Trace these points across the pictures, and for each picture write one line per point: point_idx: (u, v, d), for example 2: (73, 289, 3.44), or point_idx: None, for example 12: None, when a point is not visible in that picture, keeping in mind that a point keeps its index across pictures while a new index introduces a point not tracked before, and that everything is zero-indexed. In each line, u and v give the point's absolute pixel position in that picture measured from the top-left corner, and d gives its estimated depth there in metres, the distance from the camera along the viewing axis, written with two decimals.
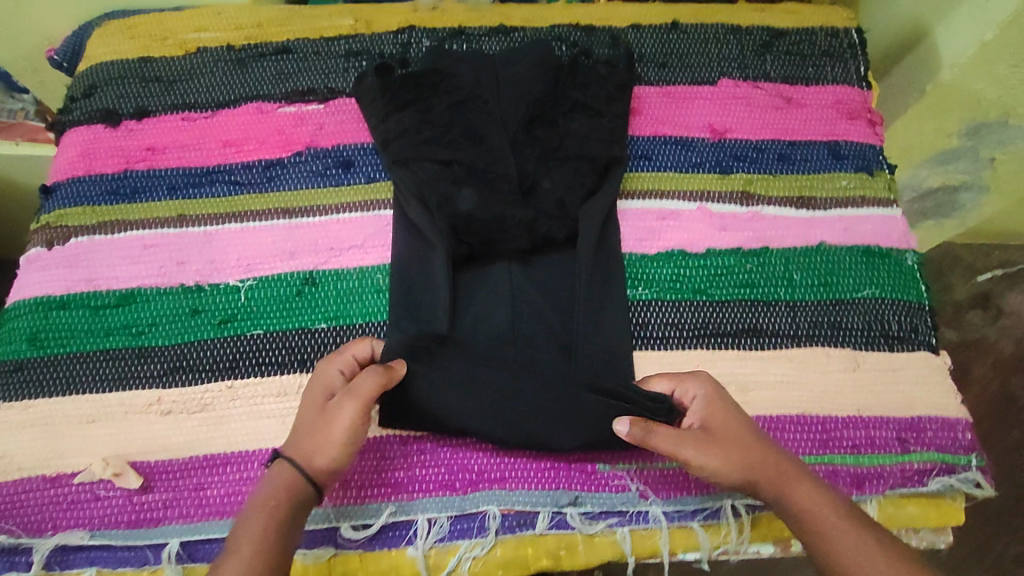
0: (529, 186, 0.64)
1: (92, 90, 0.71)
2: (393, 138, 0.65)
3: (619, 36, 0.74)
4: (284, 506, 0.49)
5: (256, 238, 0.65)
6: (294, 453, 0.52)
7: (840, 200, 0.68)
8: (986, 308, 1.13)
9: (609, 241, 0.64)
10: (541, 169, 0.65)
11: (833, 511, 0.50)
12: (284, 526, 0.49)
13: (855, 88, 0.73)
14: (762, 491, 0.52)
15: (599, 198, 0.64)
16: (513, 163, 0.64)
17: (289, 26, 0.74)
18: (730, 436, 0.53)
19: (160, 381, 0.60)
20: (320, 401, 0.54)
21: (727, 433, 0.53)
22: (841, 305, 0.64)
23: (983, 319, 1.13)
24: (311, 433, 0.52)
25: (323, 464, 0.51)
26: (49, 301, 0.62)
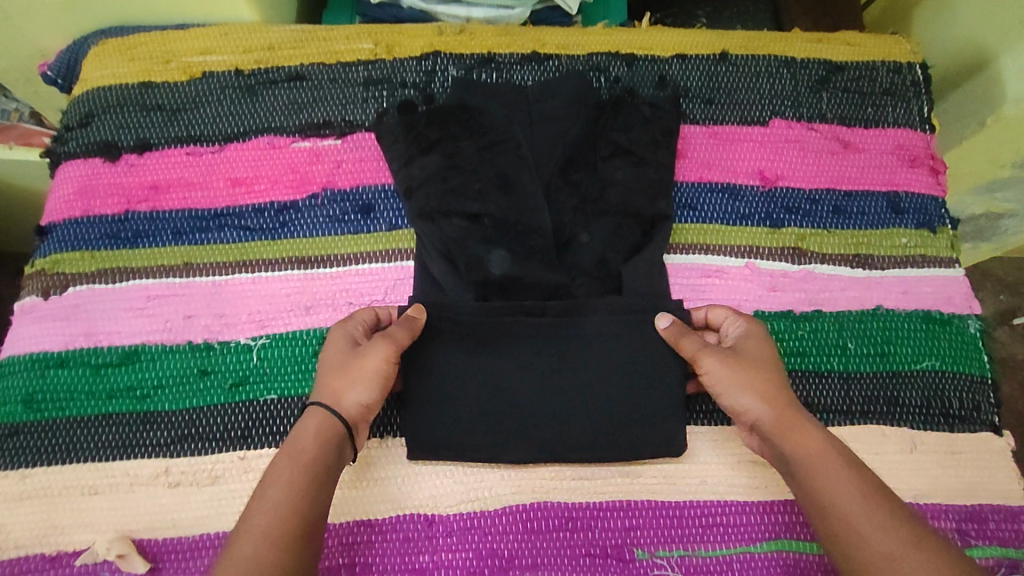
0: (566, 240, 0.60)
1: (89, 119, 0.65)
2: (417, 186, 0.60)
3: (663, 69, 0.68)
4: (311, 450, 0.48)
5: (269, 291, 0.60)
6: (322, 400, 0.51)
7: (898, 260, 0.63)
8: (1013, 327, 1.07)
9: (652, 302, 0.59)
10: (578, 221, 0.60)
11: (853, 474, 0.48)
12: (307, 469, 0.47)
13: (917, 132, 0.68)
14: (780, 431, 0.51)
15: (642, 257, 0.60)
16: (547, 215, 0.60)
17: (304, 49, 0.68)
18: (763, 370, 0.53)
19: (166, 450, 0.56)
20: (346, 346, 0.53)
21: (763, 367, 0.53)
22: (898, 378, 0.59)
23: (1008, 337, 1.06)
24: (333, 378, 0.52)
25: (356, 398, 0.51)
26: (46, 358, 0.58)
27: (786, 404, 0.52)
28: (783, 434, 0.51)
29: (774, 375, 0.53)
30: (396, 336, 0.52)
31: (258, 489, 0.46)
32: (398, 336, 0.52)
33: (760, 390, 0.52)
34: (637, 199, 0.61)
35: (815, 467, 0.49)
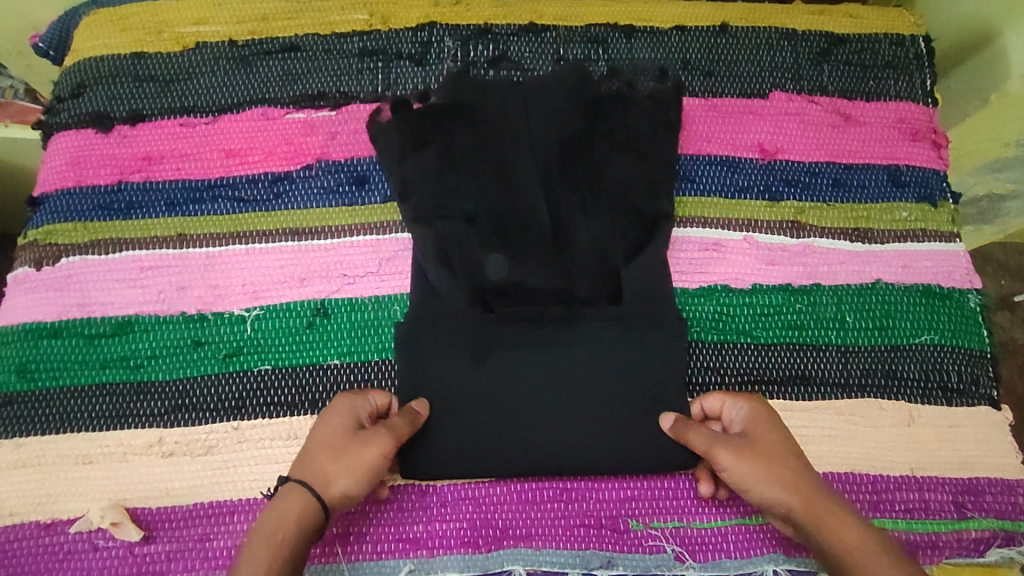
0: (564, 232, 0.58)
1: (81, 89, 0.65)
2: (412, 153, 0.59)
3: (662, 40, 0.67)
4: (292, 539, 0.45)
5: (263, 263, 0.60)
6: (311, 480, 0.48)
7: (898, 234, 0.63)
8: (1015, 310, 1.07)
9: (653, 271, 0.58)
10: (576, 207, 0.59)
11: (890, 566, 0.44)
12: (289, 560, 0.44)
13: (919, 105, 0.67)
14: (808, 526, 0.48)
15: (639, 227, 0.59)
16: (544, 202, 0.58)
17: (298, 19, 0.67)
18: (775, 453, 0.50)
19: (160, 420, 0.56)
20: (349, 426, 0.51)
21: (772, 448, 0.51)
22: (897, 352, 0.59)
23: (1010, 321, 1.06)
24: (326, 460, 0.49)
25: (343, 490, 0.48)
26: (39, 328, 0.58)
27: (802, 481, 0.49)
28: (810, 519, 0.48)
29: (786, 454, 0.51)
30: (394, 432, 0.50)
31: (244, 553, 0.44)
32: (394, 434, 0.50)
33: (775, 480, 0.49)
34: (637, 170, 0.60)
35: (844, 559, 0.45)
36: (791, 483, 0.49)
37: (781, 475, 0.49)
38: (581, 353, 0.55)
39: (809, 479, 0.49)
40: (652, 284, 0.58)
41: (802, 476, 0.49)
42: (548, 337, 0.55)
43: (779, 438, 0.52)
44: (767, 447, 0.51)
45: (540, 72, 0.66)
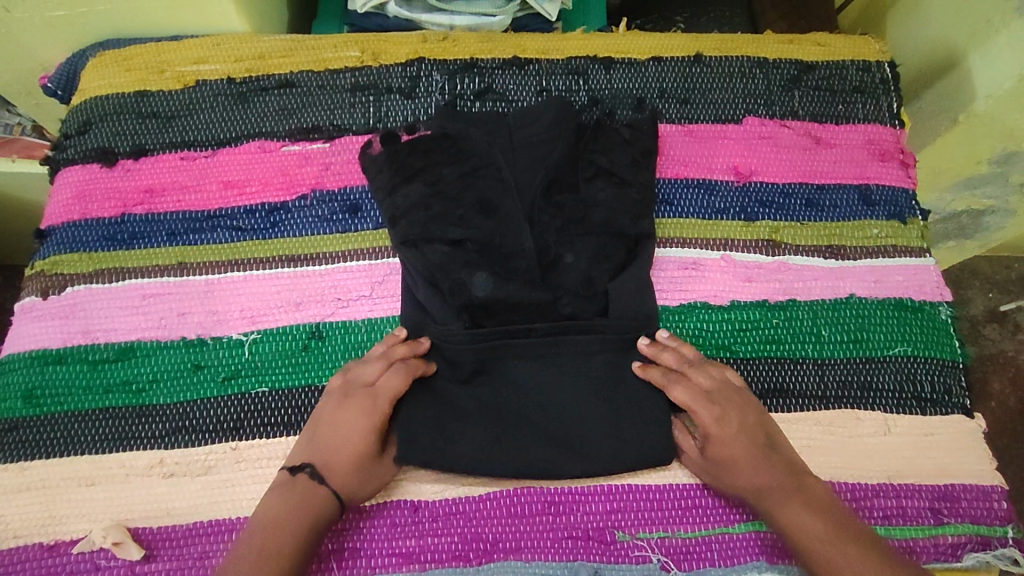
0: (551, 260, 0.61)
1: (87, 127, 0.68)
2: (402, 182, 0.62)
3: (640, 71, 0.71)
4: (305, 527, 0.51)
5: (261, 288, 0.62)
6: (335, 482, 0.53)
7: (870, 251, 0.65)
8: (1003, 323, 1.10)
9: (634, 291, 0.61)
10: (563, 243, 0.61)
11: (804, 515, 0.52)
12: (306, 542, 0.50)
13: (887, 127, 0.70)
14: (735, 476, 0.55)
15: (620, 248, 0.61)
16: (530, 236, 0.60)
17: (293, 57, 0.71)
18: (740, 443, 0.54)
19: (162, 441, 0.58)
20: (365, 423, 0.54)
21: (739, 437, 0.54)
22: (871, 364, 0.61)
23: (999, 334, 1.09)
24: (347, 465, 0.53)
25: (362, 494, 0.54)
26: (45, 355, 0.60)
27: (762, 471, 0.54)
28: (764, 504, 0.53)
29: (752, 443, 0.55)
30: (387, 387, 0.55)
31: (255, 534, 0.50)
32: (387, 390, 0.55)
33: (736, 474, 0.54)
34: (618, 192, 0.63)
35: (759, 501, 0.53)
36: (753, 475, 0.54)
37: (746, 469, 0.54)
38: (566, 370, 0.57)
39: (774, 469, 0.54)
40: (633, 301, 0.60)
41: (766, 467, 0.54)
42: (534, 354, 0.58)
43: (745, 419, 0.55)
44: (737, 435, 0.54)
45: (524, 103, 0.70)
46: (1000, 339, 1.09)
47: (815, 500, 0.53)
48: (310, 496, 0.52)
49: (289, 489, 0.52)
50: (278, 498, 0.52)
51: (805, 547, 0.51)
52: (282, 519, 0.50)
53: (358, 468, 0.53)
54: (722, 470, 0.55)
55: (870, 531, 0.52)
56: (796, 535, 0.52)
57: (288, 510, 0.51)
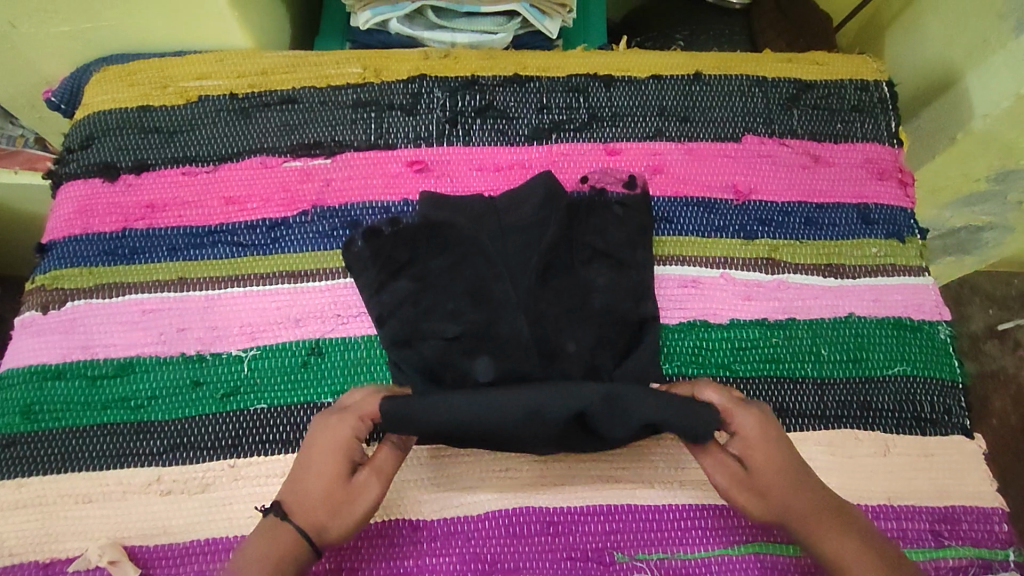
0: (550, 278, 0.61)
1: (89, 141, 0.68)
2: None
3: (640, 89, 0.71)
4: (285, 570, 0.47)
5: (261, 304, 0.63)
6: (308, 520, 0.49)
7: (870, 269, 0.65)
8: (1003, 339, 1.10)
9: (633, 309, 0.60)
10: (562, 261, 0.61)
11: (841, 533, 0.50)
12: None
13: (885, 146, 0.70)
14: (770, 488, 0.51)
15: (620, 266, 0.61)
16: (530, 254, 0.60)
17: (295, 73, 0.71)
18: (778, 462, 0.52)
19: (160, 458, 0.57)
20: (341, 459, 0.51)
21: (777, 454, 0.52)
22: (871, 384, 0.61)
23: (999, 350, 1.09)
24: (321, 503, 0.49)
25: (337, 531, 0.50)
26: (44, 370, 0.60)
27: (799, 488, 0.51)
28: (799, 524, 0.50)
29: (788, 462, 0.52)
30: (365, 407, 0.52)
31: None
32: (363, 408, 0.52)
33: (772, 491, 0.51)
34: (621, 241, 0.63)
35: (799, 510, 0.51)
36: (788, 491, 0.51)
37: (783, 489, 0.51)
38: None
39: (810, 487, 0.52)
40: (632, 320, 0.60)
41: (802, 486, 0.51)
42: None
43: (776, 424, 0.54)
44: (774, 454, 0.52)
45: (525, 120, 0.70)
46: (1000, 355, 1.09)
47: (849, 519, 0.51)
48: (286, 539, 0.48)
49: (273, 530, 0.49)
50: (266, 541, 0.48)
51: (842, 567, 0.49)
52: (272, 562, 0.47)
53: (333, 503, 0.50)
54: (758, 490, 0.51)
55: (900, 552, 0.50)
56: (831, 555, 0.49)
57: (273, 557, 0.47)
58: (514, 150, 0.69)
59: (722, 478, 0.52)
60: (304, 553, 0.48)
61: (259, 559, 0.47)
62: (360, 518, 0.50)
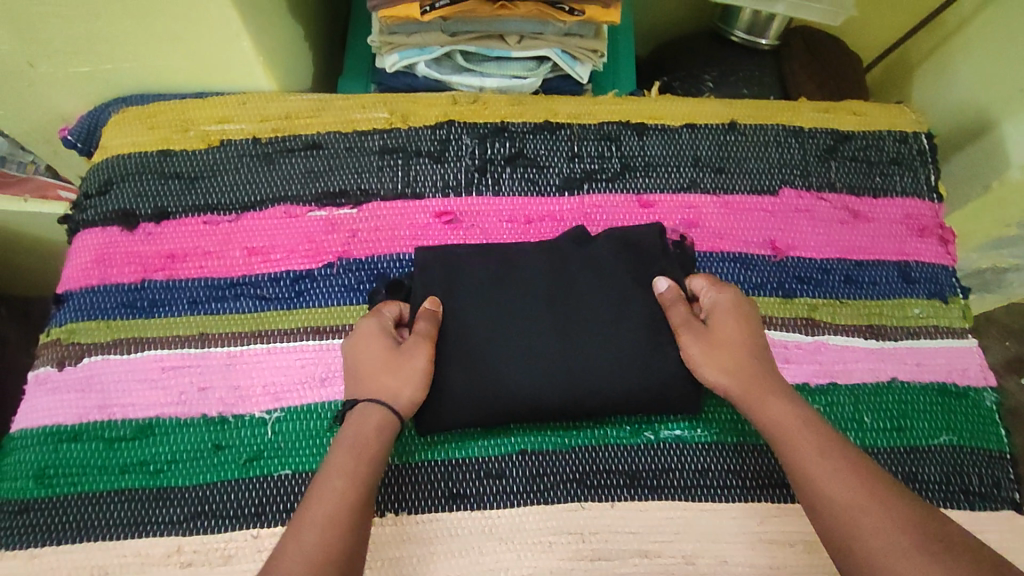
0: None
1: (108, 187, 0.66)
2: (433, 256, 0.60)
3: (674, 138, 0.69)
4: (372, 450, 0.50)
5: (285, 362, 0.60)
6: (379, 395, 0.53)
7: (911, 331, 0.64)
8: None
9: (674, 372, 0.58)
10: None
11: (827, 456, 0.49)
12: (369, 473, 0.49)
13: (925, 201, 0.69)
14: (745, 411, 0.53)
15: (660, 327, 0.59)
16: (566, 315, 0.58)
17: (320, 117, 0.69)
18: (748, 344, 0.55)
19: (180, 527, 0.55)
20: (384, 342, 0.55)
21: (748, 345, 0.55)
22: (916, 453, 0.59)
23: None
24: (385, 375, 0.53)
25: (411, 396, 0.53)
26: (59, 432, 0.58)
27: (762, 389, 0.53)
28: (750, 400, 0.53)
29: (758, 349, 0.56)
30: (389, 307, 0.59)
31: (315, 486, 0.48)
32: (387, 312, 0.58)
33: (734, 366, 0.54)
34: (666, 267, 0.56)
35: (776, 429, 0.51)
36: (750, 372, 0.54)
37: (744, 372, 0.54)
38: None
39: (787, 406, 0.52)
40: None
41: (766, 380, 0.54)
42: None
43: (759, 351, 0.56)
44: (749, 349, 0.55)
45: (556, 170, 0.68)
46: None
47: (806, 412, 0.52)
48: (365, 421, 0.51)
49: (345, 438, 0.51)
50: (333, 472, 0.48)
51: (785, 455, 0.50)
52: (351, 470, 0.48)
53: (394, 374, 0.53)
54: (721, 352, 0.55)
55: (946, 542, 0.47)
56: (780, 435, 0.51)
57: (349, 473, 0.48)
58: (545, 201, 0.67)
59: (694, 349, 0.55)
60: (385, 431, 0.51)
61: (326, 492, 0.47)
62: (422, 376, 0.54)
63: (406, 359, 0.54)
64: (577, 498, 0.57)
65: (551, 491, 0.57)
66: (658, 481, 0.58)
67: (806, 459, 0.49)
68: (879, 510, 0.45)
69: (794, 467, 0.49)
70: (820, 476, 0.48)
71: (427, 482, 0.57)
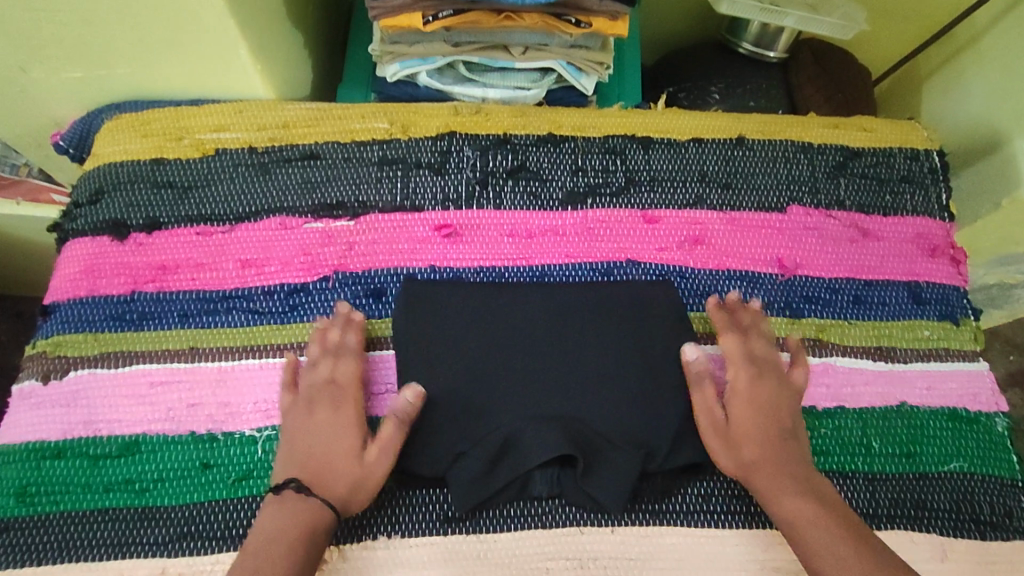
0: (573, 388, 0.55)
1: (99, 196, 0.65)
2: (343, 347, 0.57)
3: (680, 151, 0.68)
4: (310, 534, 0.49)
5: (277, 378, 0.59)
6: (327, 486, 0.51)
7: (922, 353, 0.62)
8: None
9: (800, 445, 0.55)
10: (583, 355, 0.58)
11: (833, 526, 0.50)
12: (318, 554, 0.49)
13: (936, 220, 0.67)
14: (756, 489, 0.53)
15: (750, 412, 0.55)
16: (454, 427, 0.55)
17: (318, 126, 0.68)
18: (757, 430, 0.54)
19: (164, 548, 0.53)
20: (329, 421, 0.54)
21: (764, 423, 0.54)
22: (925, 481, 0.57)
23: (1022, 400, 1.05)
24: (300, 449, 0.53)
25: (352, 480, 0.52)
26: (43, 448, 0.56)
27: (779, 464, 0.53)
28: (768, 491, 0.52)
29: (774, 424, 0.55)
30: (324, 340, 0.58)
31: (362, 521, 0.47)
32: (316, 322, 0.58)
33: (746, 434, 0.54)
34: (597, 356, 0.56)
35: (775, 486, 0.52)
36: (772, 451, 0.53)
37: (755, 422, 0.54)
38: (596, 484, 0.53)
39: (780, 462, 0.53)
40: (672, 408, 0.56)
41: (772, 428, 0.54)
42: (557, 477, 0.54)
43: (759, 406, 0.55)
44: (755, 405, 0.55)
45: (559, 183, 0.66)
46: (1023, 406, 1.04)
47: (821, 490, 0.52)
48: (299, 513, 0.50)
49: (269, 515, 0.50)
50: None
51: (762, 486, 0.52)
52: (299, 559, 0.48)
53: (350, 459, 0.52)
54: (734, 443, 0.54)
55: None
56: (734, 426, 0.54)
57: (306, 515, 0.49)
58: (548, 216, 0.65)
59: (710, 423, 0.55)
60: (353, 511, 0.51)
61: None
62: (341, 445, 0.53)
63: (318, 415, 0.54)
64: (577, 521, 0.55)
65: (550, 514, 0.55)
66: (661, 505, 0.55)
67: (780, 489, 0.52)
68: (826, 534, 0.49)
69: (773, 498, 0.52)
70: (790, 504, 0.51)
71: (416, 502, 0.55)
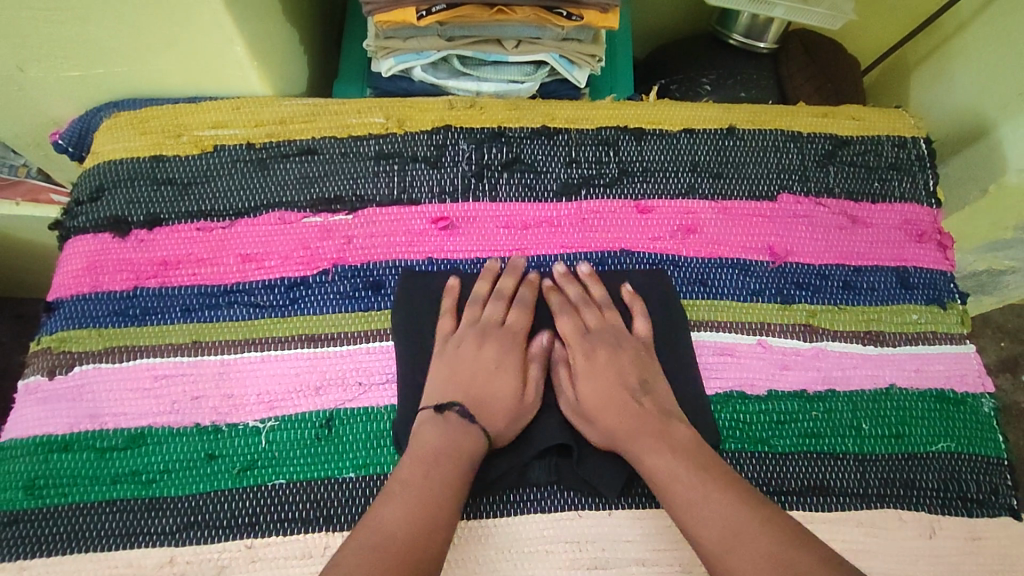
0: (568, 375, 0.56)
1: (99, 193, 0.66)
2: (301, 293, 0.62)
3: (672, 142, 0.69)
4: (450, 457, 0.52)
5: (279, 369, 0.60)
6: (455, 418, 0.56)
7: (910, 336, 0.64)
8: (1016, 374, 1.07)
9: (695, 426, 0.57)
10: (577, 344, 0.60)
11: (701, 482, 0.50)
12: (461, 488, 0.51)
13: (924, 206, 0.69)
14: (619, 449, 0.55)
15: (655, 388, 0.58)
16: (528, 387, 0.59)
17: (316, 122, 0.69)
18: (640, 396, 0.57)
19: (171, 537, 0.54)
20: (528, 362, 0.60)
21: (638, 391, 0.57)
22: (913, 460, 0.59)
23: (1012, 384, 1.06)
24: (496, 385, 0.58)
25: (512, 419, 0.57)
26: (51, 442, 0.57)
27: (642, 425, 0.55)
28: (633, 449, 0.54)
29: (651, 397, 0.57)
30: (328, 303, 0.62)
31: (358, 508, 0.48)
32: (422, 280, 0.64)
33: (622, 402, 0.57)
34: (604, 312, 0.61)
35: (644, 442, 0.54)
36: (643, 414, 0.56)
37: (623, 409, 0.56)
38: None
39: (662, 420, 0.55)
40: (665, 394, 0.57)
41: (648, 399, 0.57)
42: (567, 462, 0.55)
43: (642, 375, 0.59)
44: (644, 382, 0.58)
45: (553, 175, 0.67)
46: (1013, 391, 1.06)
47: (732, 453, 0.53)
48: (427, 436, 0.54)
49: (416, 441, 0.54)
50: None
51: (629, 444, 0.54)
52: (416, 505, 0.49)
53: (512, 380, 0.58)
54: (598, 408, 0.57)
55: None
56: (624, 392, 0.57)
57: (450, 435, 0.54)
58: (543, 207, 0.66)
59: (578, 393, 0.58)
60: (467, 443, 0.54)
61: None
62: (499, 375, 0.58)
63: (484, 350, 0.60)
64: (574, 506, 0.56)
65: (547, 499, 0.56)
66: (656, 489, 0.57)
67: (650, 453, 0.53)
68: (703, 495, 0.49)
69: (640, 458, 0.53)
70: (662, 460, 0.52)
71: None
